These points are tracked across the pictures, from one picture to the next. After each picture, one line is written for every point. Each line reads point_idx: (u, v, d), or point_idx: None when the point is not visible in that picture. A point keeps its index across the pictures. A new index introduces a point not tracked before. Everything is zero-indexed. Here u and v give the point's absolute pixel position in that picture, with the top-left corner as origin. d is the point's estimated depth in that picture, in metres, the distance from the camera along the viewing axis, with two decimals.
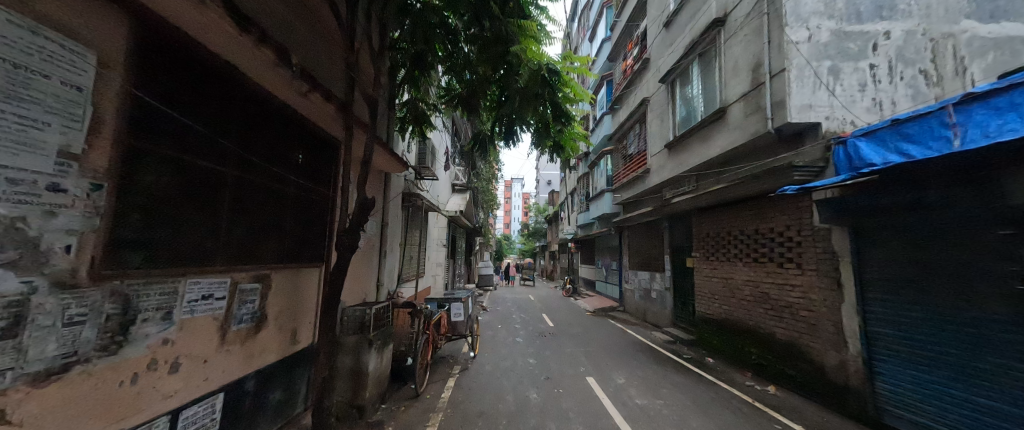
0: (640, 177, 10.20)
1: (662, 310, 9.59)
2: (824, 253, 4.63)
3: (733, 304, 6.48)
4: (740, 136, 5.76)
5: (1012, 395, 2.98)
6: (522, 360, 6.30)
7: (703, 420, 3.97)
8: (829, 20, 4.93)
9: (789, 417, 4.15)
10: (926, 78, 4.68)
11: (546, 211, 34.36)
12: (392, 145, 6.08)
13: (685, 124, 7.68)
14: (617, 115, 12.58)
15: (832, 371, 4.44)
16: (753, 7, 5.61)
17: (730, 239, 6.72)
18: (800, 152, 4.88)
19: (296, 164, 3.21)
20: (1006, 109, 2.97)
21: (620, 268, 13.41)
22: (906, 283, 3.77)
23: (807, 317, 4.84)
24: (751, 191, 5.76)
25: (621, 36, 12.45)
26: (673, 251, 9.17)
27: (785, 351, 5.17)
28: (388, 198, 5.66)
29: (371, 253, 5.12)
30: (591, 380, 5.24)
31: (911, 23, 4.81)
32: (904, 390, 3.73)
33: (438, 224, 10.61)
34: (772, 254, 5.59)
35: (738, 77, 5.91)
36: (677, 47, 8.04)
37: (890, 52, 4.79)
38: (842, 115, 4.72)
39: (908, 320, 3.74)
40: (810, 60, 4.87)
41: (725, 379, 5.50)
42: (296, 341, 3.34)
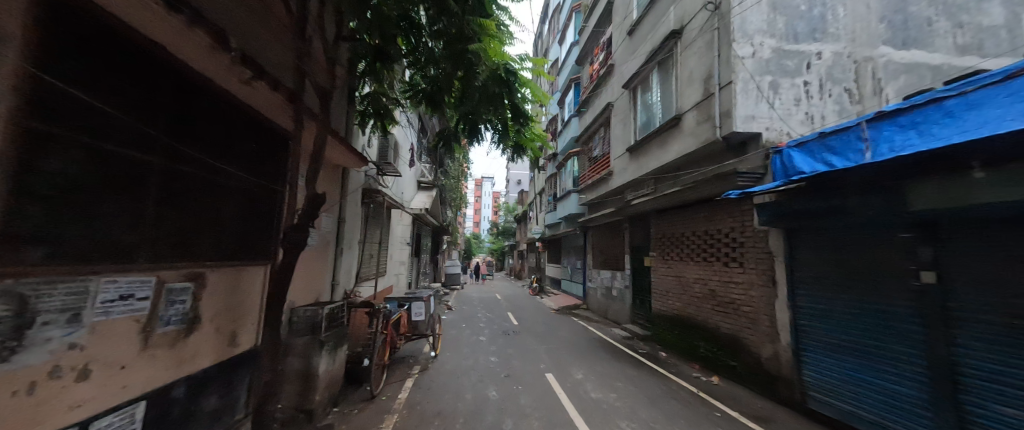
0: (604, 179, 10.54)
1: (622, 307, 9.99)
2: (762, 253, 5.06)
3: (685, 300, 6.90)
4: (693, 142, 6.14)
5: (903, 377, 3.41)
6: (484, 358, 6.30)
7: (652, 412, 4.17)
8: (771, 38, 5.34)
9: (728, 404, 4.49)
10: (846, 97, 5.27)
11: (515, 210, 34.56)
12: (352, 139, 5.87)
13: (645, 129, 8.05)
14: (584, 118, 12.93)
15: (767, 361, 4.86)
16: (705, 21, 5.98)
17: (683, 239, 7.14)
18: (744, 159, 5.31)
19: (239, 156, 3.03)
20: (908, 126, 3.42)
21: (584, 267, 13.81)
22: (825, 280, 4.21)
23: (748, 312, 5.26)
24: (701, 195, 6.17)
25: (588, 41, 12.80)
26: (633, 251, 9.58)
27: (728, 343, 5.59)
28: (346, 194, 5.47)
29: (326, 251, 4.93)
30: (551, 376, 5.37)
31: (839, 46, 5.35)
32: (823, 376, 4.14)
33: (402, 221, 10.38)
34: (718, 254, 6.02)
35: (691, 87, 6.28)
36: (639, 55, 8.39)
37: (820, 72, 5.30)
38: (779, 127, 5.16)
39: (825, 314, 4.18)
40: (754, 74, 5.25)
41: (675, 371, 5.85)
42: (235, 344, 3.15)
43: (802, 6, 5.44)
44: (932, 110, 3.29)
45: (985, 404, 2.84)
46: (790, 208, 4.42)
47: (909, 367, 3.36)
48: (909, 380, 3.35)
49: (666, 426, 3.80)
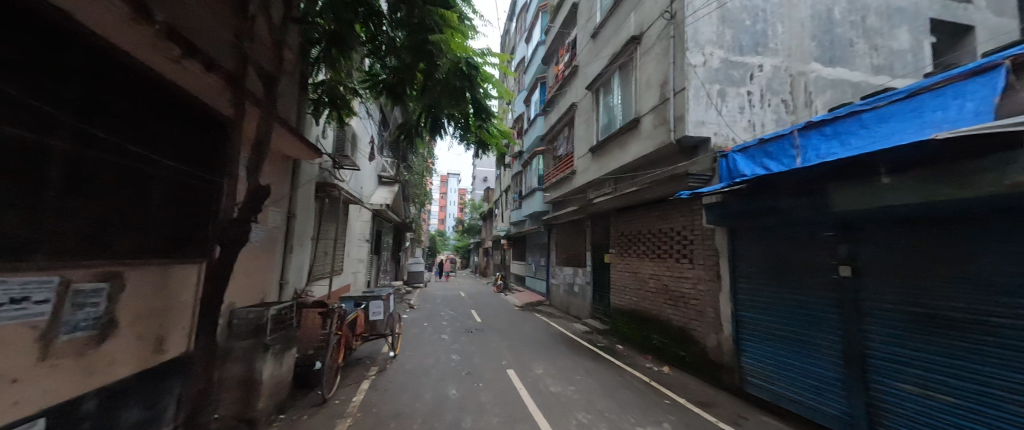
0: (568, 177, 10.75)
1: (583, 303, 10.27)
2: (709, 250, 5.43)
3: (640, 294, 7.23)
4: (650, 144, 6.43)
5: (819, 359, 3.80)
6: (445, 357, 6.20)
7: (608, 402, 4.32)
8: (720, 49, 5.71)
9: (677, 392, 4.77)
10: (782, 108, 5.78)
11: (480, 207, 34.39)
12: (305, 130, 5.52)
13: (607, 130, 8.32)
14: (549, 118, 13.11)
15: (712, 350, 5.23)
16: (662, 29, 6.27)
17: (640, 237, 7.46)
18: (695, 162, 5.65)
19: (167, 142, 2.73)
20: (832, 136, 3.83)
21: (547, 264, 14.05)
22: (761, 274, 4.59)
23: (696, 305, 5.62)
24: (657, 195, 6.49)
25: (554, 42, 12.97)
26: (594, 248, 9.88)
27: (678, 335, 5.95)
28: (297, 188, 5.13)
29: (274, 248, 4.60)
30: (513, 372, 5.42)
31: (778, 60, 5.84)
32: (758, 362, 4.51)
33: (361, 217, 9.95)
34: (671, 250, 6.36)
35: (649, 91, 6.56)
36: (602, 57, 8.62)
37: (761, 83, 5.76)
38: (725, 133, 5.55)
39: (762, 305, 4.55)
40: (704, 82, 5.59)
41: (630, 363, 6.13)
42: (161, 351, 2.84)
43: (747, 21, 5.86)
44: (850, 122, 3.70)
45: (884, 380, 3.24)
46: (734, 208, 4.76)
47: (825, 350, 3.76)
48: (825, 360, 3.75)
49: (620, 416, 3.95)
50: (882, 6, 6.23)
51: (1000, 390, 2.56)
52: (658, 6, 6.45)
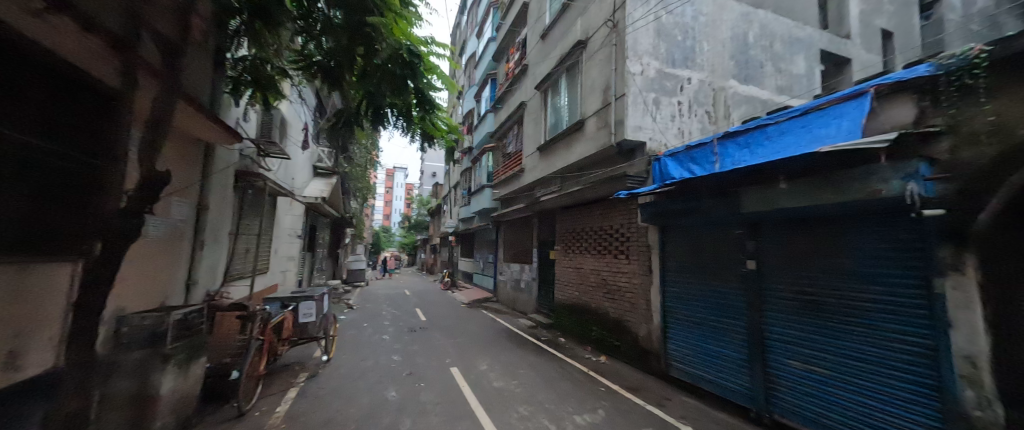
0: (516, 175, 10.86)
1: (529, 298, 10.48)
2: (643, 246, 5.84)
3: (582, 289, 7.56)
4: (593, 145, 6.73)
5: (729, 342, 4.29)
6: (385, 358, 5.92)
7: (548, 394, 4.46)
8: (656, 60, 6.14)
9: (611, 379, 5.08)
10: (707, 118, 6.40)
11: (428, 203, 33.47)
12: (223, 111, 4.89)
13: (554, 130, 8.55)
14: (499, 115, 13.14)
15: (644, 339, 5.65)
16: (605, 37, 6.58)
17: (582, 234, 7.79)
18: (632, 164, 6.03)
19: (22, 113, 2.22)
20: (743, 146, 4.37)
21: (495, 260, 14.09)
22: (685, 268, 5.04)
23: (631, 298, 6.03)
24: (598, 194, 6.81)
25: (505, 39, 12.98)
26: (540, 244, 10.11)
27: (615, 326, 6.33)
28: (209, 176, 4.52)
29: (179, 243, 4.02)
30: (456, 369, 5.35)
31: (703, 75, 6.44)
32: (681, 348, 4.96)
33: (293, 211, 9.11)
34: (610, 247, 6.73)
35: (593, 95, 6.86)
36: (550, 58, 8.81)
37: (690, 94, 6.31)
38: (658, 138, 5.99)
39: (685, 296, 4.99)
40: (642, 90, 5.97)
41: (571, 354, 6.39)
42: (16, 368, 2.32)
43: (680, 36, 6.36)
44: (757, 134, 4.22)
45: (779, 359, 3.71)
46: (665, 208, 5.17)
47: (734, 333, 4.24)
48: (733, 343, 4.24)
49: (558, 406, 4.09)
50: (786, 35, 7.17)
51: (862, 362, 3.06)
52: (603, 14, 6.75)
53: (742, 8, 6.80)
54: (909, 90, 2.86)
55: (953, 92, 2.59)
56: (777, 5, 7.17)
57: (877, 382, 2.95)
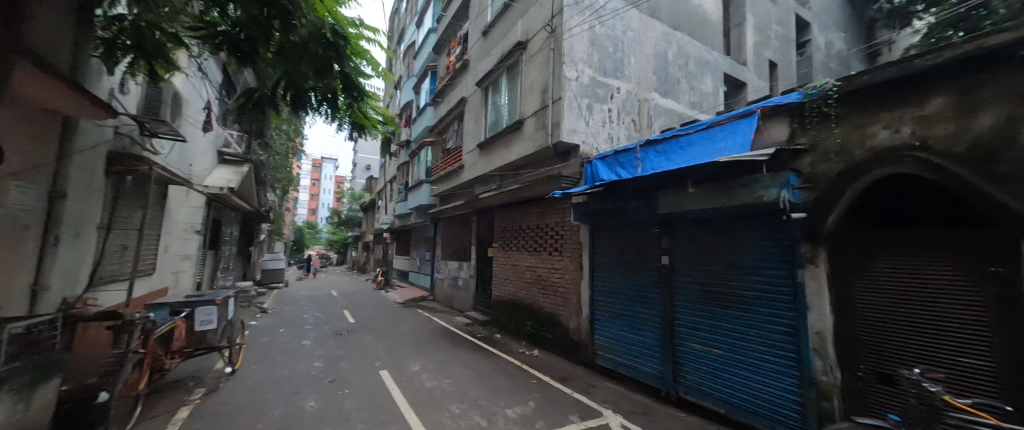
0: (456, 171, 10.68)
1: (466, 296, 10.40)
2: (575, 243, 6.15)
3: (518, 285, 7.71)
4: (531, 145, 6.90)
5: (645, 329, 4.73)
6: (304, 365, 5.40)
7: (481, 390, 4.48)
8: (590, 68, 6.48)
9: (542, 371, 5.29)
10: (633, 126, 6.96)
11: (362, 198, 31.40)
12: (93, 79, 4.01)
13: (493, 128, 8.59)
14: (439, 109, 12.79)
15: (573, 331, 5.97)
16: (544, 40, 6.77)
17: (519, 231, 7.94)
18: (567, 165, 6.31)
19: None
20: (661, 154, 4.84)
21: (432, 258, 13.72)
22: (611, 264, 5.42)
23: (563, 292, 6.32)
24: (535, 192, 7.00)
25: (445, 32, 12.65)
26: (478, 242, 10.09)
27: (548, 320, 6.59)
28: (66, 156, 3.68)
29: (17, 239, 3.19)
30: (386, 372, 5.10)
31: (630, 86, 6.98)
32: (605, 337, 5.35)
33: (190, 203, 7.85)
34: (545, 244, 6.96)
35: (532, 96, 7.02)
36: (492, 56, 8.81)
37: (619, 103, 6.80)
38: (590, 142, 6.35)
39: (610, 290, 5.38)
40: (577, 95, 6.27)
41: (505, 350, 6.50)
42: None
43: (612, 47, 6.79)
44: (672, 143, 4.69)
45: (684, 343, 4.18)
46: (595, 207, 5.51)
47: (649, 322, 4.69)
48: (648, 330, 4.68)
49: (491, 401, 4.13)
50: (698, 57, 8.09)
51: (745, 341, 3.57)
52: (542, 18, 6.93)
53: (663, 29, 7.51)
54: (785, 113, 3.41)
55: (814, 117, 3.15)
56: (692, 30, 8.05)
57: (756, 358, 3.48)
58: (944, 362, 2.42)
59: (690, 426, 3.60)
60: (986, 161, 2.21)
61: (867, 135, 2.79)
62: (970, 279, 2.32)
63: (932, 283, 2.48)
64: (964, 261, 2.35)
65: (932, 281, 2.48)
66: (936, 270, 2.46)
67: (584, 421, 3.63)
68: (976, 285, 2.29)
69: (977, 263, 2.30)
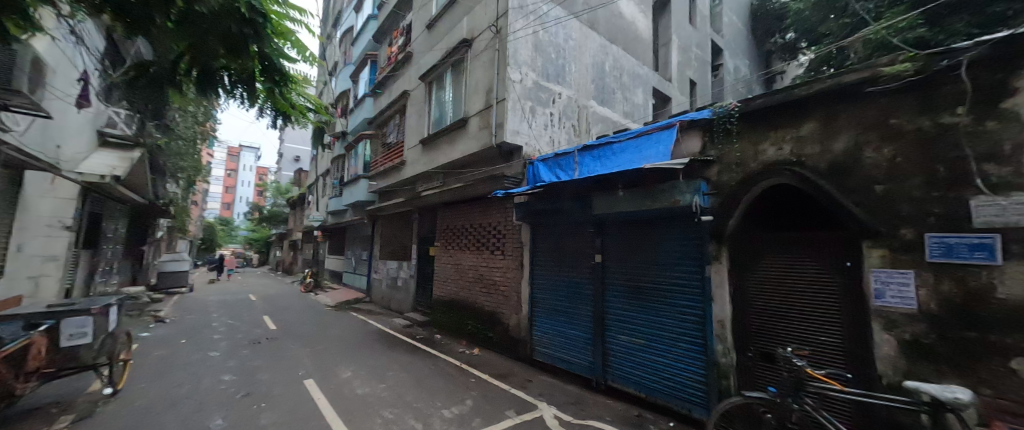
0: (396, 167, 10.23)
1: (406, 297, 10.02)
2: (516, 243, 6.27)
3: (459, 284, 7.63)
4: (475, 144, 6.88)
5: (578, 323, 5.00)
6: (211, 379, 4.77)
7: (417, 392, 4.37)
8: (534, 72, 6.65)
9: (481, 369, 5.30)
10: (573, 131, 7.29)
11: (289, 193, 28.59)
12: None
13: (437, 125, 8.41)
14: (379, 101, 12.13)
15: (513, 329, 6.09)
16: (489, 40, 6.79)
17: (462, 230, 7.86)
18: (510, 165, 6.41)
19: None
20: (596, 159, 5.13)
21: (369, 258, 12.98)
22: (550, 262, 5.63)
23: (504, 291, 6.41)
24: (478, 192, 6.99)
25: (386, 20, 12.03)
26: (419, 241, 9.78)
27: (489, 318, 6.63)
28: None
29: None
30: (312, 381, 4.72)
31: (571, 92, 7.30)
32: (542, 333, 5.54)
33: (57, 193, 6.47)
34: (487, 243, 6.98)
35: (477, 95, 7.00)
36: (436, 50, 8.60)
37: (561, 108, 7.07)
38: (532, 144, 6.52)
39: (548, 287, 5.59)
40: (520, 97, 6.39)
41: (445, 350, 6.41)
42: None
43: (554, 54, 7.03)
44: (606, 149, 4.99)
45: (612, 335, 4.50)
46: (536, 207, 5.67)
47: (582, 316, 4.96)
48: (581, 324, 4.95)
49: (427, 403, 4.04)
50: (631, 70, 8.76)
51: (663, 331, 3.96)
52: (487, 18, 6.94)
53: (601, 41, 7.98)
54: (699, 127, 3.83)
55: (721, 133, 3.60)
56: (626, 44, 8.68)
57: (671, 346, 3.86)
58: (807, 342, 2.93)
59: (616, 412, 3.88)
60: (841, 177, 2.74)
61: (760, 151, 3.27)
62: (828, 273, 2.84)
63: (803, 276, 2.98)
64: (823, 258, 2.87)
65: (802, 275, 2.98)
66: (806, 266, 2.97)
67: (520, 415, 3.72)
68: (832, 278, 2.81)
69: (833, 260, 2.81)
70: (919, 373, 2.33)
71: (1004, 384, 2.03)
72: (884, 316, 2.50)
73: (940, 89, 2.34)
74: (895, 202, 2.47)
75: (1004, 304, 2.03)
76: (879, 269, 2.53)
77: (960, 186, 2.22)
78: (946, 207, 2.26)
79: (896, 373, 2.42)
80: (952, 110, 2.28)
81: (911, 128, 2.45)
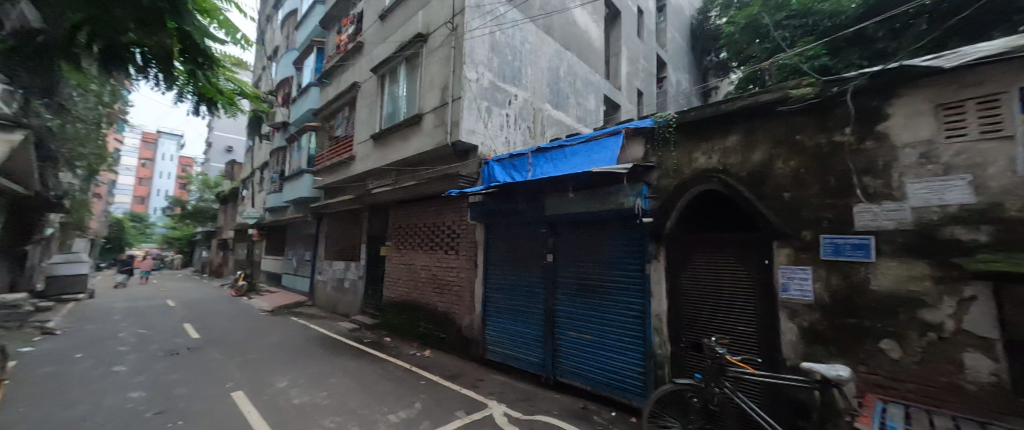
0: (345, 162, 9.68)
1: (353, 299, 9.52)
2: (471, 243, 6.24)
3: (411, 285, 7.41)
4: (429, 142, 6.74)
5: (530, 321, 5.11)
6: (115, 398, 4.17)
7: (362, 398, 4.18)
8: (490, 72, 6.67)
9: (432, 371, 5.20)
10: (528, 133, 7.42)
11: (220, 187, 25.82)
12: None
13: (390, 120, 8.10)
14: (326, 91, 11.40)
15: (466, 329, 6.06)
16: (445, 36, 6.68)
17: (414, 229, 7.64)
18: (465, 164, 6.37)
19: None
20: (549, 160, 5.26)
21: (313, 258, 12.14)
22: (503, 262, 5.68)
23: (457, 291, 6.35)
24: (432, 190, 6.85)
25: (335, 6, 11.34)
26: (368, 240, 9.35)
27: (442, 319, 6.53)
28: None
29: None
30: (241, 393, 4.31)
31: (527, 94, 7.42)
32: (495, 332, 5.58)
33: None
34: (441, 242, 6.87)
35: (431, 91, 6.86)
36: (389, 42, 8.28)
37: (516, 109, 7.16)
38: (488, 144, 6.54)
39: (501, 286, 5.63)
40: (477, 96, 6.37)
41: (395, 353, 6.21)
42: None
43: (511, 56, 7.10)
44: (558, 151, 5.15)
45: (562, 332, 4.65)
46: (490, 207, 5.69)
47: (534, 315, 5.07)
48: (533, 322, 5.06)
49: (372, 409, 3.88)
50: (584, 77, 9.12)
51: (608, 326, 4.17)
52: (444, 14, 6.83)
53: (557, 46, 8.22)
54: (642, 134, 4.10)
55: (661, 141, 3.88)
56: (580, 52, 9.02)
57: (615, 340, 4.08)
58: (729, 332, 3.26)
59: (564, 406, 4.02)
60: (757, 184, 3.10)
61: (693, 159, 3.59)
62: (747, 270, 3.19)
63: (727, 273, 3.31)
64: (743, 256, 3.22)
65: (726, 273, 3.31)
66: (729, 264, 3.30)
67: (469, 415, 3.71)
68: (750, 274, 3.15)
69: (752, 258, 3.16)
70: (814, 355, 2.71)
71: (875, 361, 2.43)
72: (789, 307, 2.86)
73: (833, 111, 2.74)
74: (799, 208, 2.85)
75: (877, 294, 2.43)
76: (786, 266, 2.90)
77: (846, 195, 2.63)
78: (836, 213, 2.65)
79: (796, 356, 2.80)
80: (842, 130, 2.69)
81: (811, 144, 2.84)
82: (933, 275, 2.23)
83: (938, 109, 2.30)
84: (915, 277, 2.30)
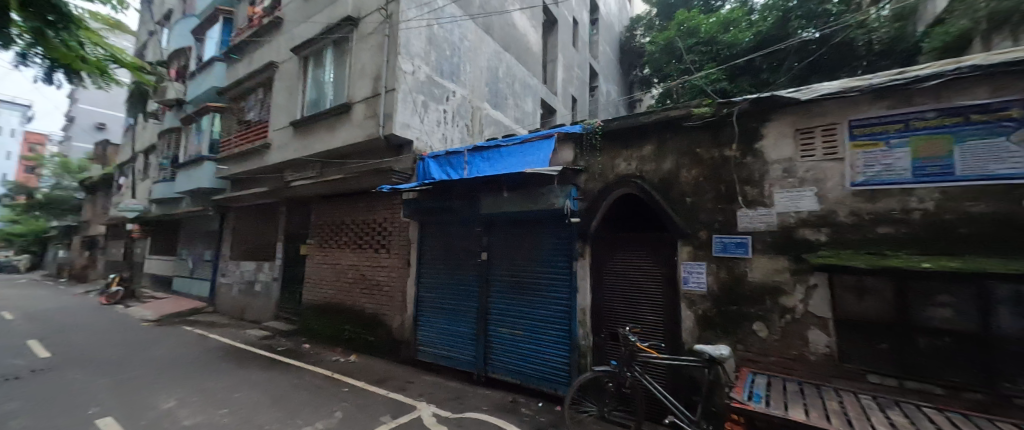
0: (257, 150, 8.61)
1: (266, 303, 8.51)
2: (403, 241, 6.00)
3: (335, 286, 6.88)
4: (359, 133, 6.32)
5: (463, 320, 5.09)
6: None
7: (271, 413, 3.77)
8: (427, 65, 6.47)
9: (357, 377, 4.91)
10: (465, 130, 7.36)
11: (87, 172, 21.06)
12: None
13: (313, 107, 7.41)
14: (235, 68, 10.00)
15: (396, 330, 5.82)
16: (379, 23, 6.31)
17: (341, 226, 7.10)
18: (399, 160, 6.11)
19: None
20: (484, 159, 5.28)
21: (215, 259, 10.56)
22: (437, 261, 5.56)
23: (388, 291, 6.05)
24: (361, 185, 6.43)
25: None
26: (285, 238, 8.43)
27: (370, 321, 6.17)
28: None
29: None
30: (110, 419, 3.60)
31: (465, 91, 7.35)
32: (427, 333, 5.45)
33: None
34: (371, 240, 6.49)
35: (362, 80, 6.44)
36: (314, 22, 7.55)
37: (454, 106, 7.06)
38: (424, 139, 6.35)
39: (434, 285, 5.51)
40: (412, 90, 6.14)
41: (315, 360, 5.71)
42: None
43: (449, 51, 6.97)
44: (493, 151, 5.20)
45: (495, 329, 4.72)
46: (424, 205, 5.54)
47: (468, 313, 5.06)
48: (466, 321, 5.05)
49: (285, 423, 3.53)
50: (522, 80, 9.32)
51: (538, 321, 4.34)
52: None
53: (496, 47, 8.28)
54: (572, 139, 4.33)
55: (589, 146, 4.15)
56: (518, 54, 9.20)
57: (544, 335, 4.27)
58: (641, 322, 3.62)
59: (494, 401, 4.09)
60: (666, 190, 3.49)
61: (615, 165, 3.91)
62: (656, 267, 3.57)
63: (640, 269, 3.67)
64: (654, 254, 3.60)
65: (640, 269, 3.67)
66: (642, 261, 3.66)
67: (396, 419, 3.59)
68: (659, 270, 3.54)
69: (661, 256, 3.55)
70: (705, 338, 3.15)
71: (749, 340, 2.90)
72: (688, 297, 3.28)
73: (724, 130, 3.21)
74: (697, 211, 3.28)
75: (752, 285, 2.92)
76: (687, 262, 3.31)
77: (733, 202, 3.10)
78: (725, 216, 3.11)
79: (692, 340, 3.22)
80: (730, 147, 3.16)
81: (708, 156, 3.28)
82: (790, 268, 2.75)
83: (797, 133, 2.84)
84: (778, 270, 2.81)
